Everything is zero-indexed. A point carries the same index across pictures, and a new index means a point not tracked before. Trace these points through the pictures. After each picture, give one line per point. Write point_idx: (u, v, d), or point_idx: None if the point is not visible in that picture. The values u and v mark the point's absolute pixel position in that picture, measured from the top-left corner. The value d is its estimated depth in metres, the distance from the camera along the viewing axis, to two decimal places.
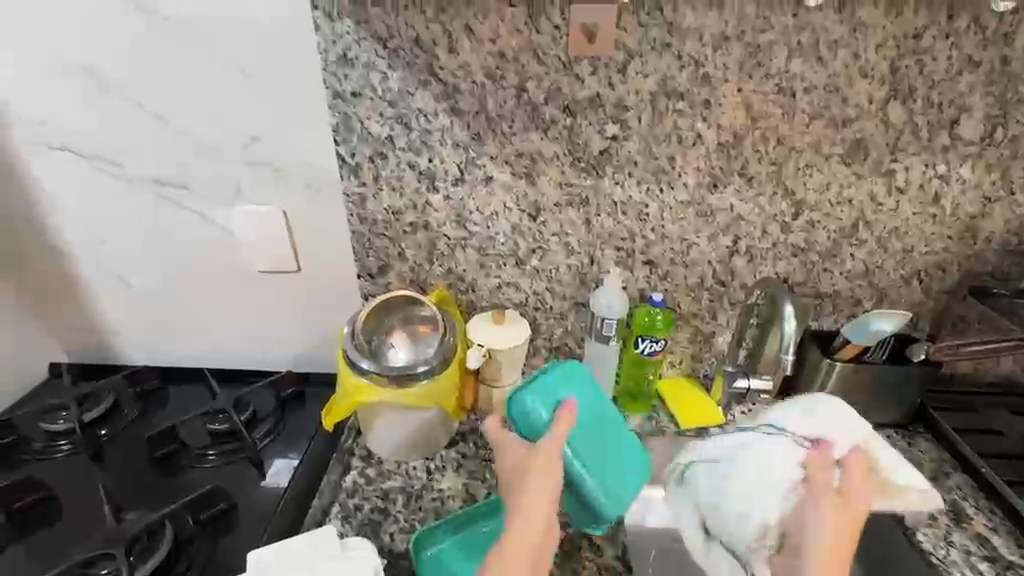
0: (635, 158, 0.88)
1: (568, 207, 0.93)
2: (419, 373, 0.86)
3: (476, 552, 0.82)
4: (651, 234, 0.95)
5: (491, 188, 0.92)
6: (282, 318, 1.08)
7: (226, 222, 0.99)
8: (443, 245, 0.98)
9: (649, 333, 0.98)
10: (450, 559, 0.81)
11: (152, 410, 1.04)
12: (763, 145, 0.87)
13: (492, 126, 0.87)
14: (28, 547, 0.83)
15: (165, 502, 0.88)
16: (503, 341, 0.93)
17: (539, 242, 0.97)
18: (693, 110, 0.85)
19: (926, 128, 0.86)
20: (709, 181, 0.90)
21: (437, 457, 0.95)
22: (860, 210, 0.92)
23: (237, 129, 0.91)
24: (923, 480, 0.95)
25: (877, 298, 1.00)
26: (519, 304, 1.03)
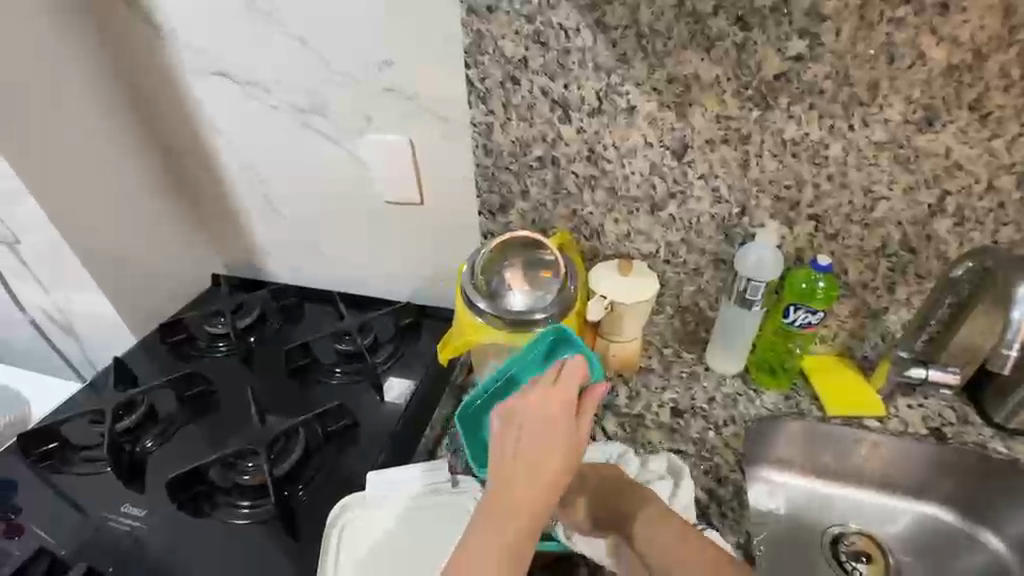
0: (823, 85, 0.71)
1: (723, 144, 0.79)
2: (537, 320, 0.82)
3: None
4: (826, 182, 0.78)
5: (632, 121, 0.81)
6: (404, 250, 1.10)
7: (357, 151, 1.00)
8: (570, 183, 0.90)
9: (804, 302, 0.84)
10: None
11: (290, 324, 1.14)
12: (1016, 67, 0.65)
13: (643, 44, 0.74)
14: (192, 430, 0.96)
15: (299, 411, 0.97)
16: (628, 296, 0.85)
17: (681, 186, 0.85)
18: (920, 17, 0.64)
19: None
20: (923, 116, 0.70)
21: None
22: None
23: (370, 52, 0.88)
24: None
25: None
26: (647, 255, 0.93)
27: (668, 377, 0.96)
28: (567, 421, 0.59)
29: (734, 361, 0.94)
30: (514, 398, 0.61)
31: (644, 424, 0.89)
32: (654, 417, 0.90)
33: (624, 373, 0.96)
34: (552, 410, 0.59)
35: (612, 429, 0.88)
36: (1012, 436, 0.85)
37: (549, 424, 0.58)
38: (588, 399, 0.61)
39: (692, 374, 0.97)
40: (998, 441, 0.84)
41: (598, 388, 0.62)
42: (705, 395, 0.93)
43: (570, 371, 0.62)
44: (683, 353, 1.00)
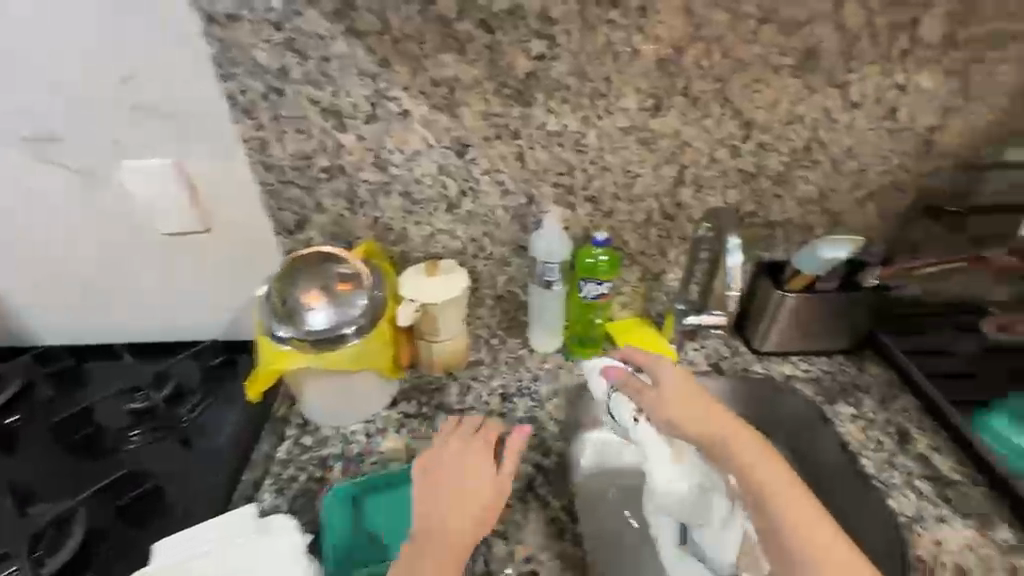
0: (567, 81, 0.78)
1: (497, 140, 0.84)
2: (346, 334, 0.79)
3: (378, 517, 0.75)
4: (591, 167, 0.87)
5: (409, 124, 0.82)
6: (201, 284, 0.99)
7: (115, 180, 0.87)
8: (364, 192, 0.89)
9: (592, 277, 0.92)
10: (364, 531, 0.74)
11: (70, 389, 0.96)
12: (706, 59, 0.77)
13: (398, 48, 0.75)
14: None
15: (85, 487, 0.82)
16: (437, 296, 0.87)
17: (470, 183, 0.88)
18: (628, 18, 0.73)
19: (884, 31, 0.76)
20: (651, 104, 0.81)
21: (376, 418, 0.91)
22: (812, 128, 0.84)
23: (100, 65, 0.77)
24: (870, 404, 0.93)
25: (830, 223, 0.95)
26: (456, 252, 0.96)
27: (497, 366, 1.02)
28: (491, 472, 0.68)
29: (550, 340, 1.02)
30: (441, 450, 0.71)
31: (474, 415, 0.92)
32: (483, 407, 0.94)
33: (453, 370, 0.99)
34: (481, 485, 0.67)
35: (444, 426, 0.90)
36: (767, 358, 1.02)
37: (467, 470, 0.68)
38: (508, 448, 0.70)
39: (517, 358, 1.03)
40: (758, 364, 1.01)
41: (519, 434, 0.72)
42: (530, 375, 1.00)
43: (512, 439, 0.71)
44: (509, 339, 1.06)
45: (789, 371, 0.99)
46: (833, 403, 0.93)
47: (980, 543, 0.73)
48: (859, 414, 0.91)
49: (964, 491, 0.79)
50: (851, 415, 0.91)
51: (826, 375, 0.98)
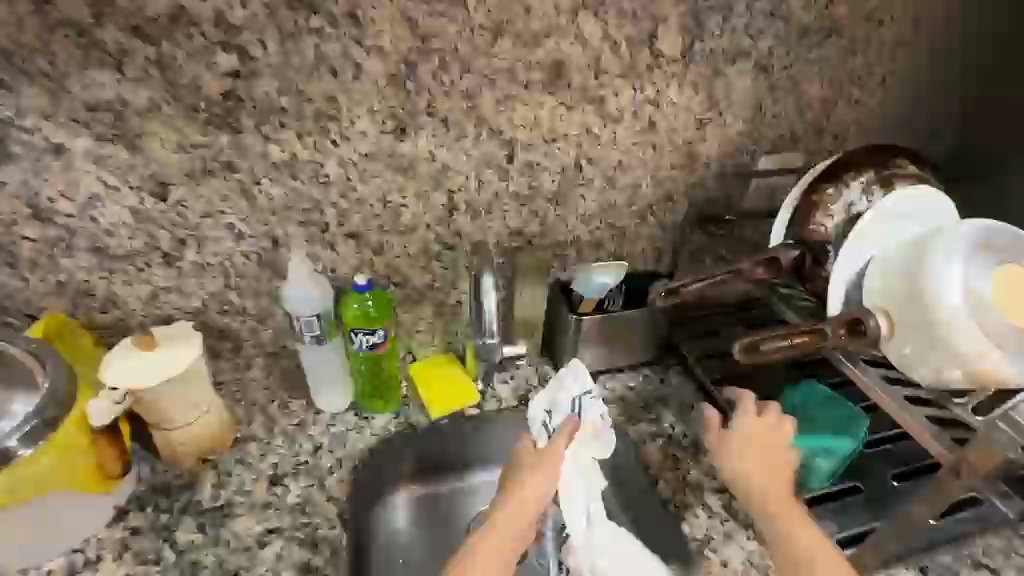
0: (279, 102, 0.64)
1: (208, 176, 0.67)
2: (10, 449, 0.61)
3: None
4: (343, 200, 0.74)
5: (69, 162, 0.62)
6: None
7: None
8: (32, 252, 0.67)
9: (364, 325, 0.79)
10: None
11: None
12: (445, 74, 0.67)
13: (21, 65, 0.56)
14: None
15: None
16: (151, 378, 0.68)
17: (188, 230, 0.70)
18: (337, 27, 0.61)
19: (625, 45, 0.73)
20: (393, 126, 0.69)
21: (89, 544, 0.69)
22: (577, 146, 0.79)
23: None
24: (670, 418, 0.92)
25: (618, 238, 0.92)
26: (194, 312, 0.77)
27: (271, 440, 0.83)
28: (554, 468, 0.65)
29: (335, 397, 0.87)
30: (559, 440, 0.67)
31: (231, 513, 0.74)
32: (245, 499, 0.76)
33: (208, 457, 0.80)
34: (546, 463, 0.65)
35: (186, 539, 0.71)
36: None
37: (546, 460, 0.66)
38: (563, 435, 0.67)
39: (300, 424, 0.86)
40: None
41: (570, 424, 0.68)
42: (312, 447, 0.83)
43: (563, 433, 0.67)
44: (290, 403, 0.88)
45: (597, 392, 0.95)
46: (636, 423, 0.91)
47: (760, 556, 0.74)
48: (659, 431, 0.90)
49: None
50: (652, 434, 0.89)
51: (630, 391, 0.96)
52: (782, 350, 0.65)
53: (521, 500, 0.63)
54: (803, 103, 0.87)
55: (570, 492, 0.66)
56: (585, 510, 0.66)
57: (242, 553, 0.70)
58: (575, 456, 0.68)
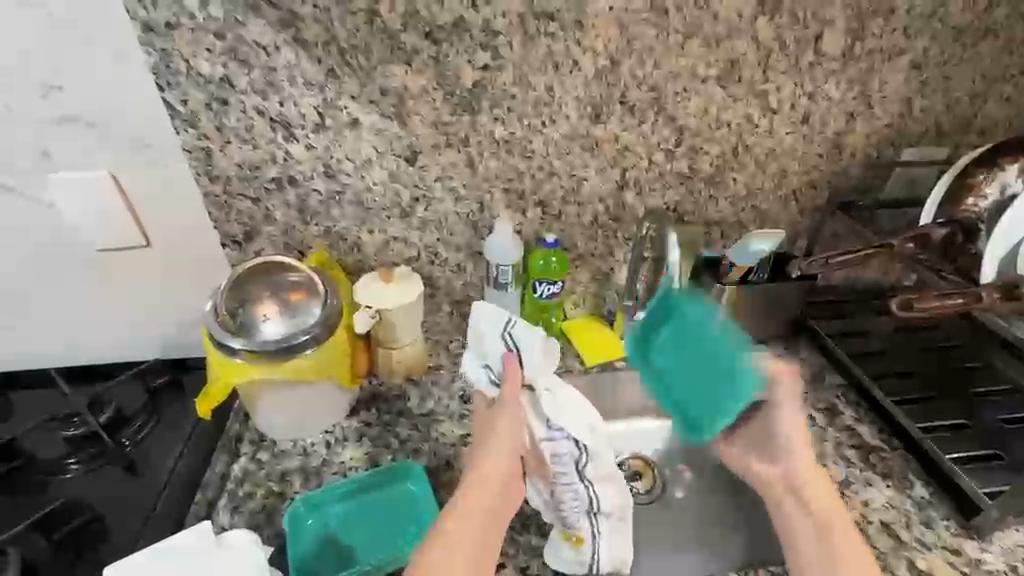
0: (511, 90, 0.82)
1: (447, 148, 0.86)
2: (301, 344, 0.79)
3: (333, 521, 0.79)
4: (540, 171, 0.91)
5: (358, 133, 0.82)
6: (141, 296, 0.94)
7: (41, 194, 0.82)
8: (316, 202, 0.88)
9: (546, 276, 0.96)
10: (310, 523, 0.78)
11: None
12: (640, 69, 0.83)
13: (348, 59, 0.76)
14: None
15: (13, 524, 0.77)
16: (393, 302, 0.87)
17: (423, 190, 0.90)
18: (566, 31, 0.78)
19: (793, 45, 0.84)
20: (591, 112, 0.86)
21: (336, 429, 0.89)
22: (738, 133, 0.92)
23: (23, 77, 0.73)
24: (803, 384, 1.01)
25: (759, 219, 1.03)
26: (410, 259, 0.97)
27: (456, 369, 1.00)
28: (521, 412, 0.72)
29: None
30: (507, 391, 0.72)
31: (437, 419, 0.92)
32: (445, 410, 0.93)
33: (413, 376, 0.97)
34: (507, 412, 0.71)
35: (406, 433, 0.90)
36: None
37: (508, 412, 0.71)
38: (511, 377, 0.73)
39: None
40: None
41: (512, 366, 0.74)
42: None
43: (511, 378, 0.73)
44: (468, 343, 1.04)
45: None
46: None
47: (899, 501, 0.84)
48: None
49: (884, 456, 0.89)
50: None
51: None
52: (949, 306, 0.74)
53: (497, 434, 0.70)
54: (952, 99, 0.94)
55: (564, 417, 0.71)
56: (586, 426, 0.71)
57: (450, 448, 0.88)
58: (536, 379, 0.74)
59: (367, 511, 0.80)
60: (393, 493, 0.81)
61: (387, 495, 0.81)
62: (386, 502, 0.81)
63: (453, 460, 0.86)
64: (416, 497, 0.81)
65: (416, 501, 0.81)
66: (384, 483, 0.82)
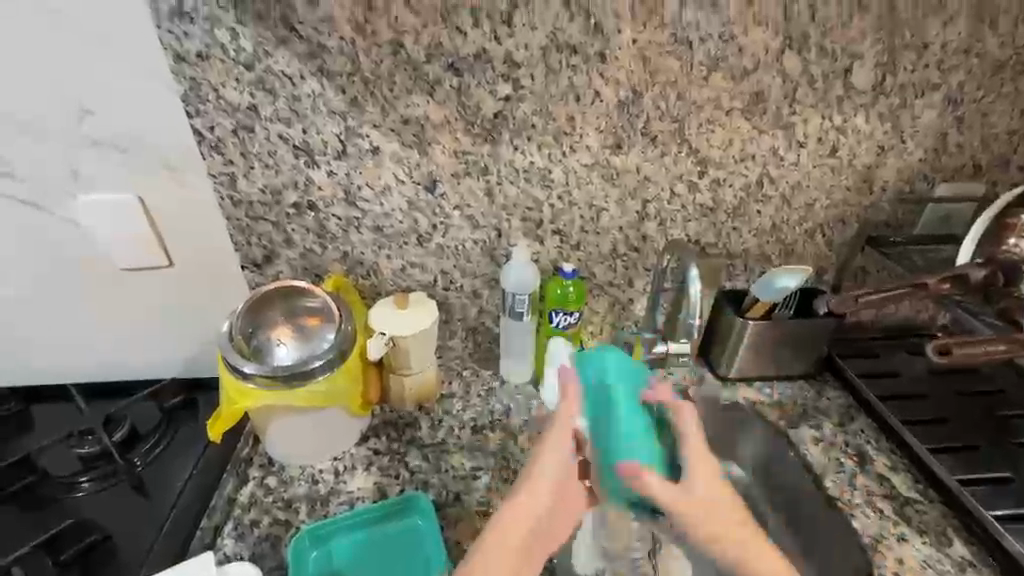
0: (533, 120, 0.82)
1: (466, 176, 0.86)
2: (313, 370, 0.78)
3: (339, 555, 0.76)
4: (559, 201, 0.90)
5: (379, 161, 0.83)
6: (160, 315, 0.96)
7: (71, 214, 0.84)
8: (335, 226, 0.89)
9: (563, 307, 0.94)
10: (315, 557, 0.76)
11: (12, 438, 0.91)
12: (663, 101, 0.82)
13: (372, 90, 0.77)
14: None
15: (22, 541, 0.77)
16: (405, 329, 0.86)
17: (440, 218, 0.90)
18: (588, 64, 0.78)
19: (821, 79, 0.83)
20: (613, 143, 0.85)
21: (346, 456, 0.88)
22: (763, 166, 0.90)
23: (60, 102, 0.76)
24: (831, 427, 0.96)
25: (785, 253, 1.00)
26: (426, 285, 0.96)
27: (469, 398, 0.98)
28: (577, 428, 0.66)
29: (525, 369, 0.99)
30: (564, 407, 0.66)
31: (447, 450, 0.90)
32: (456, 441, 0.91)
33: (424, 404, 0.96)
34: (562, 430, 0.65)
35: (416, 463, 0.88)
36: (733, 385, 1.02)
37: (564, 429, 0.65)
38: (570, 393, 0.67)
39: (490, 390, 1.00)
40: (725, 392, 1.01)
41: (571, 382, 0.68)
42: (502, 407, 0.97)
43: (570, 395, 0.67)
44: (481, 371, 1.03)
45: (754, 396, 1.01)
46: (796, 427, 0.96)
47: (935, 560, 0.78)
48: (820, 437, 0.94)
49: (919, 509, 0.84)
50: (813, 438, 0.94)
51: (787, 399, 1.00)
52: (996, 353, 0.70)
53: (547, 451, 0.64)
54: (990, 134, 0.91)
55: None
56: None
57: (460, 481, 0.86)
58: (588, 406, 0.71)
59: (374, 547, 0.77)
60: (402, 528, 0.79)
61: (395, 530, 0.79)
62: (394, 537, 0.78)
63: (462, 495, 0.84)
64: (423, 533, 0.79)
65: (421, 536, 0.78)
66: (392, 518, 0.80)
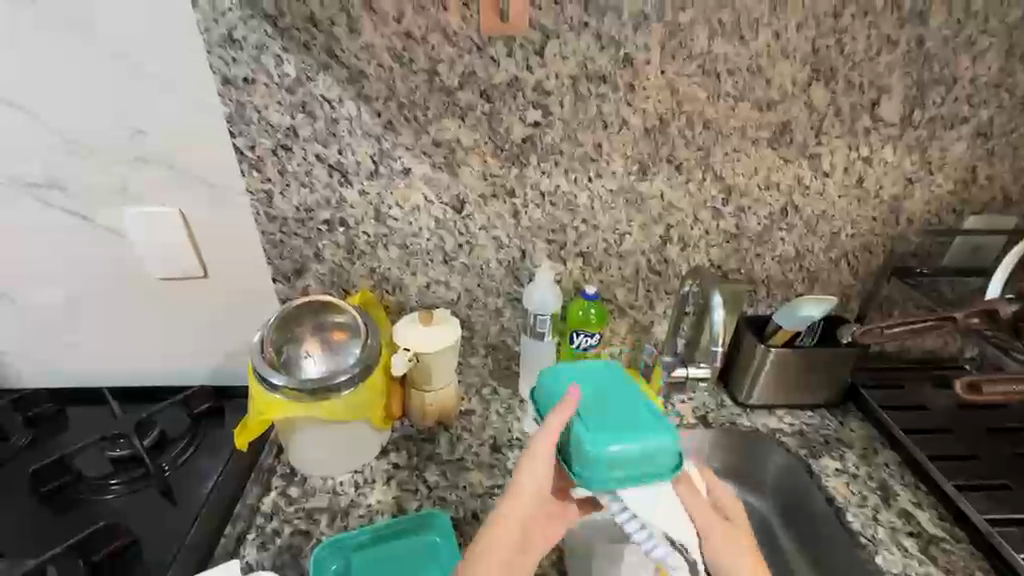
0: (561, 146, 0.83)
1: (493, 198, 0.88)
2: (338, 383, 0.80)
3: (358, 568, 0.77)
4: (583, 224, 0.91)
5: (410, 182, 0.86)
6: (191, 325, 0.99)
7: (114, 225, 0.88)
8: (364, 243, 0.91)
9: (584, 328, 0.94)
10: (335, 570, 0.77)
11: (46, 439, 0.94)
12: (689, 130, 0.83)
13: (406, 114, 0.80)
14: None
15: (55, 542, 0.80)
16: (429, 345, 0.88)
17: (466, 237, 0.91)
18: (616, 93, 0.80)
19: (849, 111, 0.83)
20: (638, 169, 0.86)
21: (365, 469, 0.90)
22: (788, 194, 0.90)
23: (113, 121, 0.80)
24: (854, 459, 0.94)
25: (808, 281, 0.99)
26: (450, 303, 0.98)
27: (487, 416, 0.99)
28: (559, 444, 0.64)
29: None
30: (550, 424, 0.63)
31: (465, 467, 0.91)
32: (474, 458, 0.92)
33: (443, 422, 0.96)
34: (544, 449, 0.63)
35: (434, 479, 0.89)
36: (754, 412, 1.01)
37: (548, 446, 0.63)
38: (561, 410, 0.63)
39: (509, 408, 1.00)
40: (744, 417, 1.00)
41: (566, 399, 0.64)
42: (521, 426, 0.97)
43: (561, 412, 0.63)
44: (500, 389, 1.04)
45: (775, 424, 0.99)
46: (817, 457, 0.94)
47: None
48: (843, 469, 0.93)
49: (947, 549, 0.82)
50: (835, 470, 0.93)
51: (808, 429, 0.99)
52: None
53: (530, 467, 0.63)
54: (1021, 168, 0.90)
55: None
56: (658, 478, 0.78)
57: (477, 499, 0.86)
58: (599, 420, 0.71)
59: (392, 561, 0.78)
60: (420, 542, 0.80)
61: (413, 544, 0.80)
62: (412, 551, 0.79)
63: (478, 513, 0.84)
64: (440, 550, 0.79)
65: (438, 554, 0.79)
66: (410, 531, 0.81)
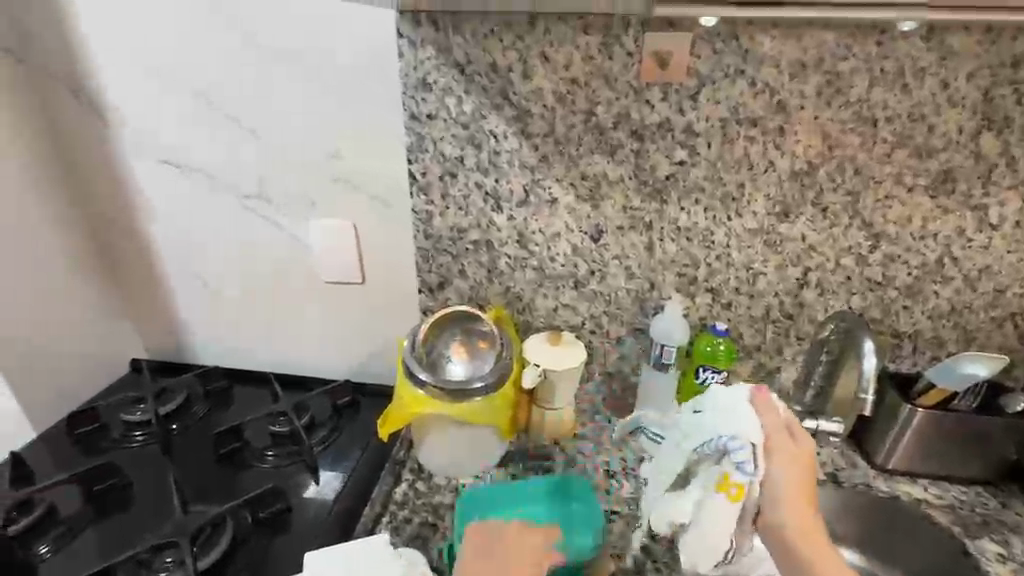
0: (703, 184, 0.87)
1: (631, 231, 0.93)
2: (477, 388, 0.87)
3: None
4: (716, 261, 0.93)
5: (555, 210, 0.93)
6: (345, 325, 1.12)
7: (300, 233, 1.05)
8: (504, 263, 0.99)
9: (710, 364, 0.95)
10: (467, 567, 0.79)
11: (218, 411, 1.10)
12: (839, 174, 0.84)
13: (560, 148, 0.88)
14: (111, 524, 0.91)
15: (227, 500, 0.92)
16: (559, 364, 0.92)
17: (598, 265, 0.97)
18: (766, 136, 0.83)
19: (1023, 163, 0.80)
20: (780, 210, 0.87)
21: (486, 475, 0.95)
22: (945, 245, 0.86)
23: (318, 147, 0.96)
24: (1021, 545, 0.84)
25: (964, 340, 0.92)
26: (574, 327, 1.02)
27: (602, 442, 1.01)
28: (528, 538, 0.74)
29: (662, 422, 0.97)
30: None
31: None
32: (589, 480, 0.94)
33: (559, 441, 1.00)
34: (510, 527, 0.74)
35: None
36: (893, 476, 0.93)
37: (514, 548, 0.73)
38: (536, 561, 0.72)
39: None
40: (883, 481, 0.92)
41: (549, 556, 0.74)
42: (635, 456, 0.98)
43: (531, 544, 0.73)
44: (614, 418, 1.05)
45: (919, 493, 0.91)
46: (975, 537, 0.85)
47: None
48: (1008, 555, 0.83)
49: None
50: (998, 554, 0.83)
51: (961, 504, 0.89)
52: None
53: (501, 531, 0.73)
54: None
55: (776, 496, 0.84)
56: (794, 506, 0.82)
57: None
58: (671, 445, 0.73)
59: None
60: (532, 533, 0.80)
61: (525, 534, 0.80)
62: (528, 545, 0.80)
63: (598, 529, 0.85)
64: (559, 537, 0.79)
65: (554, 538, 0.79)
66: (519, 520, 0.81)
